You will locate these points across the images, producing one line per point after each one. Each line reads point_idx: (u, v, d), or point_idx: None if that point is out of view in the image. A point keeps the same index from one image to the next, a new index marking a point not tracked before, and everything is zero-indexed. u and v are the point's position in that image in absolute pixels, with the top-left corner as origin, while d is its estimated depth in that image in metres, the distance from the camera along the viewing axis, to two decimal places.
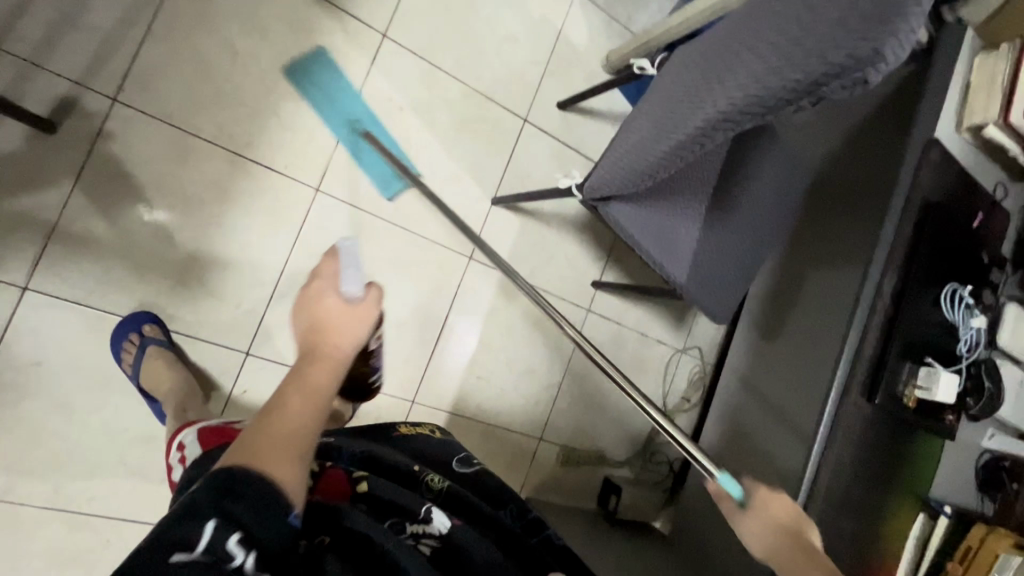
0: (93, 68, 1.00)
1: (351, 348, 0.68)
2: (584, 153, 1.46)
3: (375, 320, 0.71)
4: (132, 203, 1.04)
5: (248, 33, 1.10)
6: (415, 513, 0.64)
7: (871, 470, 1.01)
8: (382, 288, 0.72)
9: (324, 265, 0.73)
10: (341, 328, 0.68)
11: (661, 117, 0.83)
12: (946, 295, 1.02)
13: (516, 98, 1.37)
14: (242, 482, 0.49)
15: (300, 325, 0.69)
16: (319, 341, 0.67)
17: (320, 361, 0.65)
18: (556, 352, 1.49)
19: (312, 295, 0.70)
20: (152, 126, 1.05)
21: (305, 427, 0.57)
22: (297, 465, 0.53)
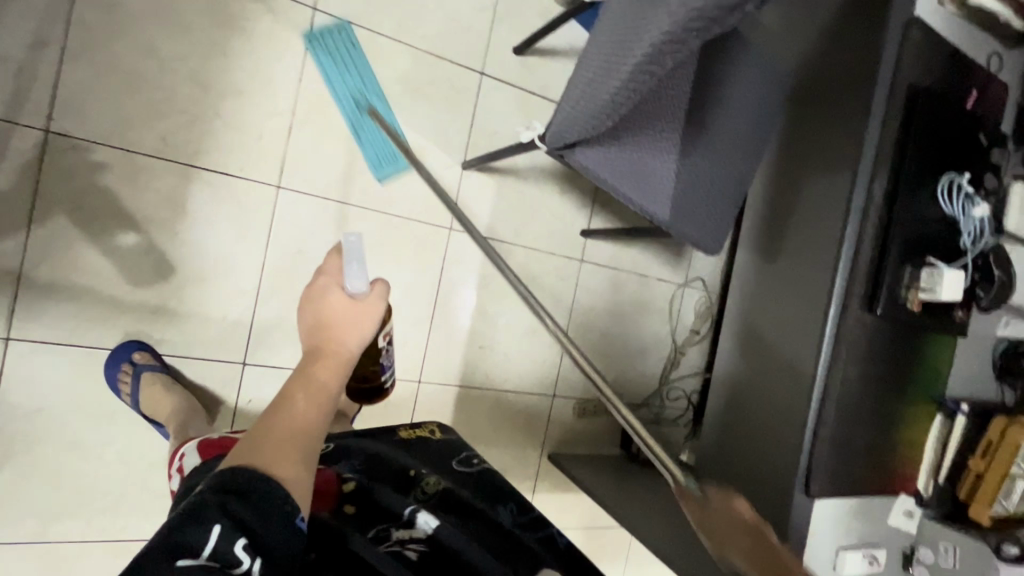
0: (17, 101, 0.95)
1: (355, 347, 0.69)
2: (549, 96, 1.38)
3: (381, 314, 0.72)
4: (92, 234, 1.01)
5: (169, 33, 1.03)
6: (399, 517, 0.66)
7: (880, 373, 1.01)
8: (389, 284, 0.73)
9: (326, 261, 0.74)
10: (345, 324, 0.69)
11: (619, 40, 0.77)
12: (939, 188, 0.98)
13: (467, 50, 1.28)
14: (247, 488, 0.51)
15: (306, 321, 0.70)
16: (325, 338, 0.68)
17: (322, 361, 0.66)
18: (555, 307, 1.46)
19: (314, 293, 0.71)
20: (92, 151, 1.00)
21: (309, 428, 0.61)
22: (303, 466, 0.56)
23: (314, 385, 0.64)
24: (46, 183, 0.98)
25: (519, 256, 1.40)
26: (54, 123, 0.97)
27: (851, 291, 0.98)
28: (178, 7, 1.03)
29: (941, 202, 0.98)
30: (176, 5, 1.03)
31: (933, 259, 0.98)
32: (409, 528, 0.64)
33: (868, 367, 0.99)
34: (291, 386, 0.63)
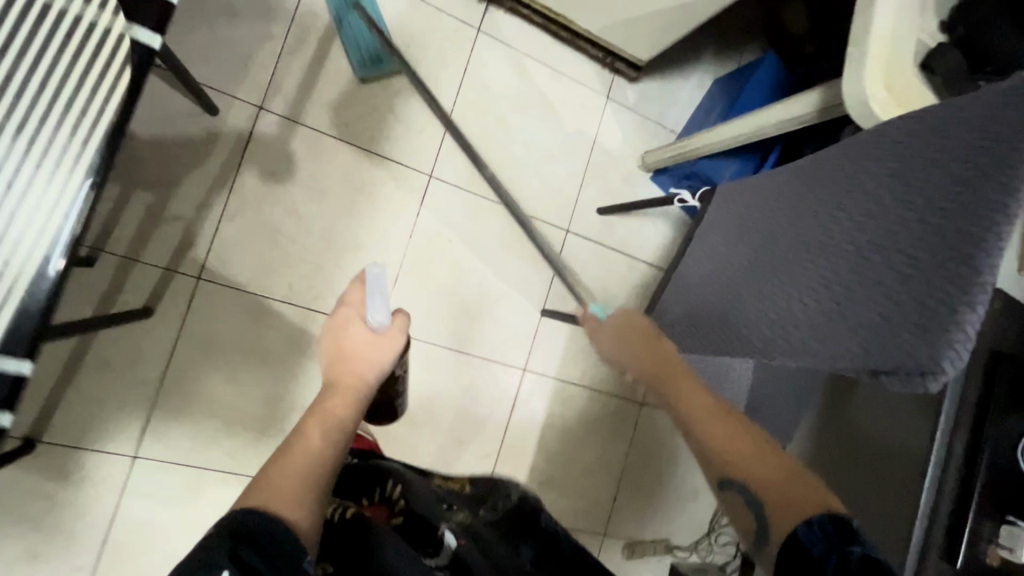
0: (180, 252, 1.10)
1: (373, 377, 0.78)
2: (626, 251, 1.48)
3: (403, 343, 0.82)
4: (218, 366, 1.13)
5: (308, 199, 1.19)
6: (429, 540, 0.70)
7: None
8: (407, 316, 0.83)
9: (351, 291, 0.83)
10: (367, 354, 0.78)
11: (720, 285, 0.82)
12: (1021, 451, 0.89)
13: (556, 210, 1.41)
14: (258, 525, 0.52)
15: (327, 353, 0.79)
16: (342, 369, 0.77)
17: (339, 393, 0.74)
18: (614, 447, 1.51)
19: (336, 324, 0.81)
20: (230, 294, 1.14)
21: (320, 457, 0.64)
22: (307, 500, 0.58)
23: (332, 412, 0.70)
24: (190, 321, 1.11)
25: (584, 396, 1.47)
26: (206, 271, 1.12)
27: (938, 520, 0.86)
28: (319, 176, 1.20)
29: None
30: (319, 174, 1.20)
31: (1014, 517, 0.89)
32: (434, 551, 0.69)
33: None
34: (307, 425, 0.68)
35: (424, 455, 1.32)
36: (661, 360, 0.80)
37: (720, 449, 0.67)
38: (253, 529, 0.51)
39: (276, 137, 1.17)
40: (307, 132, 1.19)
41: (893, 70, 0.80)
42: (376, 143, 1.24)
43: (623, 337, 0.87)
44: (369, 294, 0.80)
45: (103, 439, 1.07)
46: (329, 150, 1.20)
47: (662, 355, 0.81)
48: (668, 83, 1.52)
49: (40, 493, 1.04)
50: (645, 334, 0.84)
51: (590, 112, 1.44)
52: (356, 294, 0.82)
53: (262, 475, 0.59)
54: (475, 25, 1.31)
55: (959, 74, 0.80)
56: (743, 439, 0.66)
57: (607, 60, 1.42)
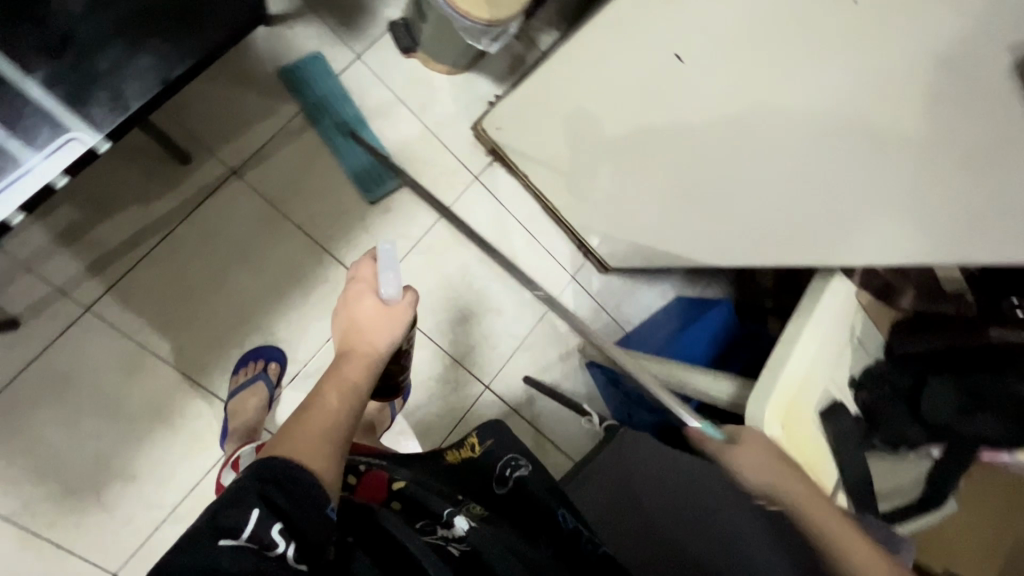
0: (80, 275, 1.05)
1: (384, 346, 0.75)
2: (538, 426, 1.45)
3: (413, 318, 0.78)
4: (63, 402, 1.04)
5: (240, 268, 1.16)
6: (437, 514, 0.68)
7: None
8: (417, 292, 0.79)
9: (360, 266, 0.80)
10: (374, 324, 0.75)
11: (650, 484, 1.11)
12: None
13: (483, 362, 1.40)
14: (282, 474, 0.52)
15: (340, 325, 0.77)
16: (354, 338, 0.74)
17: (351, 360, 0.72)
18: None
19: (348, 296, 0.77)
20: (111, 335, 1.07)
21: (341, 421, 0.64)
22: (329, 450, 0.59)
23: (349, 381, 0.70)
24: (54, 348, 1.04)
25: None
26: (98, 304, 1.07)
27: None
28: (262, 254, 1.18)
29: None
30: (264, 250, 1.18)
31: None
32: (449, 527, 0.66)
33: None
34: (323, 387, 0.68)
35: None
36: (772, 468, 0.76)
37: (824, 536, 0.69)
38: (280, 474, 0.52)
39: (238, 203, 1.16)
40: (271, 209, 1.19)
41: (790, 413, 0.82)
42: (331, 241, 1.23)
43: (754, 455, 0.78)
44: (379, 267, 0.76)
45: None
46: (283, 233, 1.19)
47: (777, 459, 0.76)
48: (633, 283, 1.58)
49: None
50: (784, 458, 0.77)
51: (553, 284, 1.47)
52: (367, 266, 0.81)
53: (284, 432, 0.60)
54: (475, 172, 1.37)
55: (848, 435, 0.84)
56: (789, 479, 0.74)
57: (582, 247, 1.49)
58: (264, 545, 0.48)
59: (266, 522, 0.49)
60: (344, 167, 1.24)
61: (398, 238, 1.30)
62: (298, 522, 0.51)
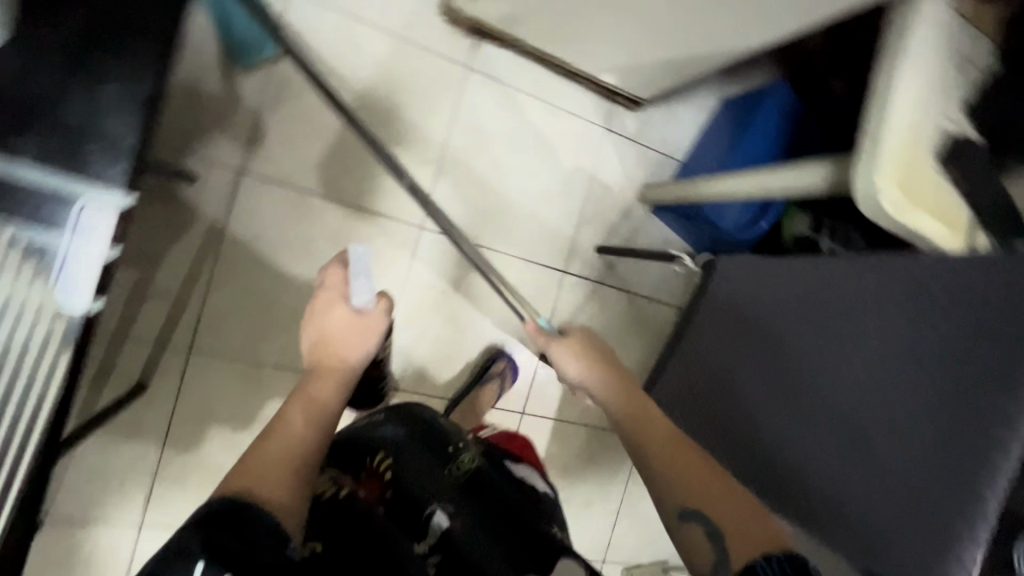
0: (167, 326, 1.09)
1: (357, 360, 0.81)
2: (627, 287, 1.44)
3: (381, 325, 0.84)
4: (217, 434, 1.14)
5: (295, 260, 1.16)
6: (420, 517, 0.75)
7: None
8: (391, 300, 0.85)
9: (331, 272, 0.85)
10: (348, 338, 0.82)
11: (743, 370, 0.95)
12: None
13: (552, 251, 1.37)
14: (236, 515, 0.55)
15: (312, 334, 0.83)
16: (327, 352, 0.80)
17: (323, 375, 0.77)
18: (616, 483, 1.51)
19: (320, 305, 0.83)
20: (223, 365, 1.13)
21: (302, 446, 0.68)
22: (287, 484, 0.63)
23: (316, 401, 0.74)
24: (185, 392, 1.11)
25: (585, 437, 1.48)
26: (196, 343, 1.11)
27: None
28: (307, 238, 1.16)
29: None
30: (306, 234, 1.15)
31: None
32: (424, 537, 0.73)
33: None
34: (289, 410, 0.72)
35: None
36: (686, 457, 0.71)
37: (676, 488, 0.68)
38: (231, 518, 0.55)
39: (260, 200, 1.12)
40: (292, 192, 1.14)
41: (906, 172, 0.74)
42: (362, 197, 1.19)
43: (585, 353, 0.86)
44: (353, 274, 0.82)
45: (107, 511, 1.09)
46: (314, 210, 1.16)
47: (693, 462, 0.70)
48: (670, 107, 1.44)
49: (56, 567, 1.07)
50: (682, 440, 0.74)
51: (588, 146, 1.37)
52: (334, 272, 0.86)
53: (248, 466, 0.63)
54: (464, 63, 1.24)
55: (975, 168, 0.75)
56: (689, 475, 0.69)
57: (605, 92, 1.35)
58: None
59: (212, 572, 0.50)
60: (337, 119, 1.15)
61: (420, 166, 1.22)
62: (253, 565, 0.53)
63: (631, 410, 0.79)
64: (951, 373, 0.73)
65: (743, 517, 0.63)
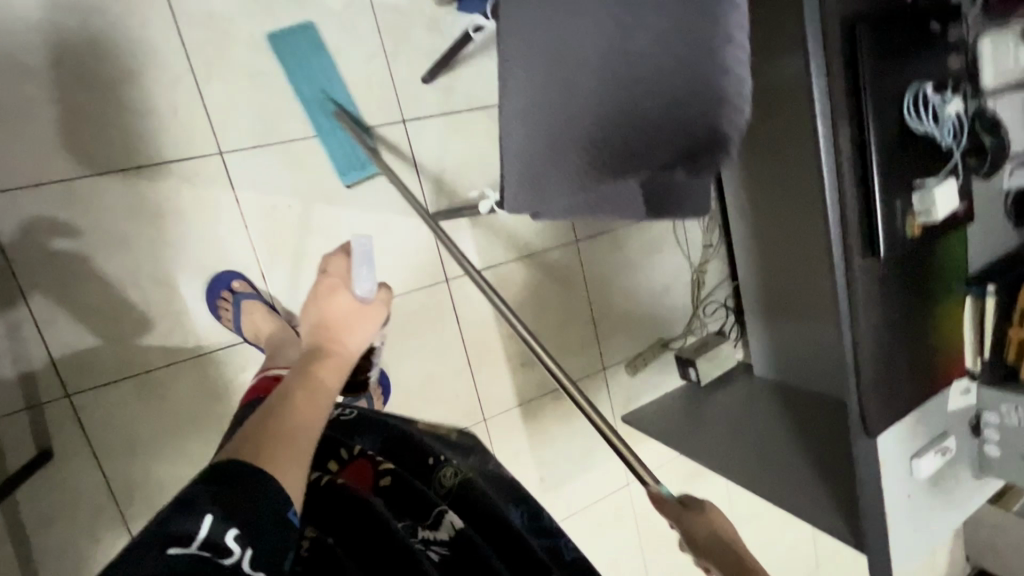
0: (24, 386, 0.98)
1: (356, 348, 0.84)
2: (476, 103, 1.31)
3: (381, 317, 0.90)
4: (157, 451, 1.08)
5: (109, 253, 1.02)
6: (424, 514, 0.66)
7: (913, 323, 0.83)
8: (389, 292, 0.93)
9: (337, 263, 0.93)
10: (351, 322, 0.86)
11: (551, 162, 0.80)
12: (906, 105, 0.74)
13: (378, 105, 1.21)
14: (236, 475, 0.52)
15: (315, 317, 0.88)
16: (329, 335, 0.83)
17: (331, 360, 0.78)
18: (571, 295, 1.49)
19: (325, 289, 0.89)
20: (114, 389, 1.04)
21: (314, 420, 0.64)
22: (302, 455, 0.59)
23: (324, 379, 0.73)
24: (96, 434, 1.04)
25: (522, 270, 1.41)
26: (70, 384, 1.01)
27: (848, 221, 0.75)
28: (105, 225, 1.01)
29: (926, 112, 0.75)
30: (102, 222, 1.01)
31: (921, 179, 0.76)
32: (435, 527, 0.65)
33: (900, 327, 0.81)
34: (296, 381, 0.70)
35: (402, 404, 1.31)
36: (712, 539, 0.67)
37: None
38: (237, 475, 0.52)
39: (23, 211, 0.96)
40: (52, 186, 0.97)
41: None
42: (135, 153, 1.02)
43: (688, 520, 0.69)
44: (356, 266, 0.91)
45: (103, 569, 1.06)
46: (93, 192, 1.00)
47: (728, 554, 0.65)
48: None
49: None
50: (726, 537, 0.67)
51: None
52: (341, 264, 0.94)
53: (252, 434, 0.58)
54: None
55: None
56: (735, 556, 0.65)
57: None
58: (220, 551, 0.47)
59: (218, 529, 0.47)
60: (42, 82, 0.95)
61: (174, 88, 1.04)
62: (257, 524, 0.50)
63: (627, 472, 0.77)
64: (683, 39, 0.60)
65: None
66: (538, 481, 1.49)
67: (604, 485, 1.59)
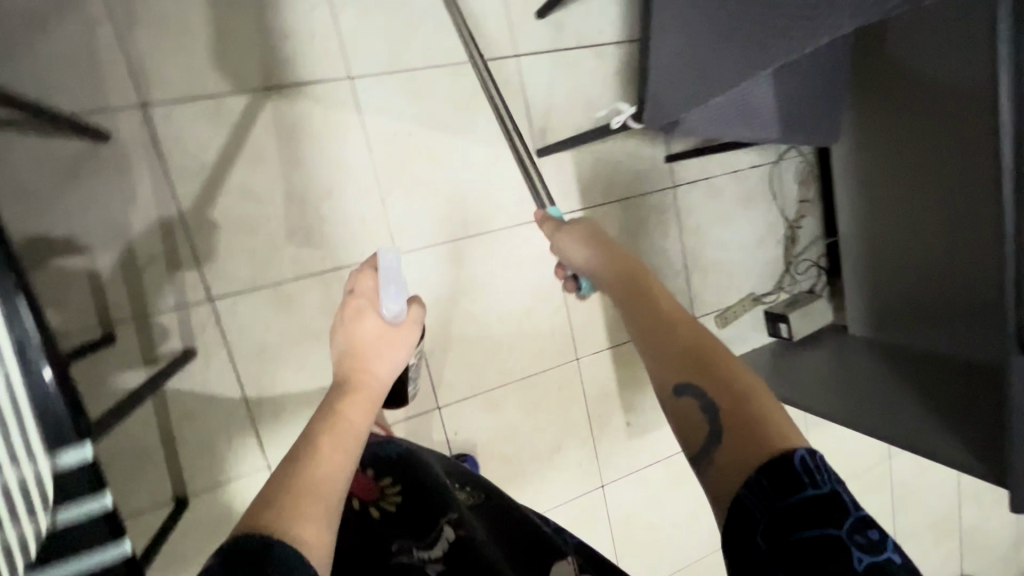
0: (176, 286, 1.06)
1: (380, 381, 0.82)
2: (584, 43, 1.32)
3: (413, 339, 0.88)
4: (285, 363, 1.15)
5: (250, 169, 1.08)
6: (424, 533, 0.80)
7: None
8: (421, 307, 0.91)
9: (362, 281, 0.89)
10: (375, 350, 0.83)
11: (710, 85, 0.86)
12: None
13: (493, 39, 1.24)
14: (260, 557, 0.53)
15: (341, 344, 0.85)
16: (354, 366, 0.81)
17: (352, 398, 0.76)
18: (666, 242, 1.48)
19: (351, 314, 0.85)
20: (247, 298, 1.11)
21: (336, 483, 0.65)
22: (323, 520, 0.60)
23: (347, 421, 0.73)
24: (232, 338, 1.11)
25: (619, 211, 1.41)
26: (213, 289, 1.08)
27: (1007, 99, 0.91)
28: (248, 142, 1.08)
29: None
30: (245, 139, 1.08)
31: None
32: (431, 545, 0.78)
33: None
34: (319, 429, 0.70)
35: (500, 336, 1.34)
36: (610, 262, 0.85)
37: (691, 357, 0.66)
38: (262, 554, 0.53)
39: (180, 124, 1.03)
40: (203, 101, 1.04)
41: None
42: (275, 76, 1.08)
43: (590, 241, 0.91)
44: (386, 286, 0.87)
45: (233, 467, 1.14)
46: (238, 109, 1.07)
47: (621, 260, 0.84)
48: None
49: (223, 520, 1.14)
50: (609, 247, 0.88)
51: None
52: (369, 282, 0.89)
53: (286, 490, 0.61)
54: None
55: None
56: (692, 334, 0.69)
57: None
58: None
59: None
60: (201, 3, 1.03)
61: (310, 16, 1.09)
62: None
63: (585, 251, 0.90)
64: None
65: (772, 413, 0.59)
66: (626, 425, 1.50)
67: None
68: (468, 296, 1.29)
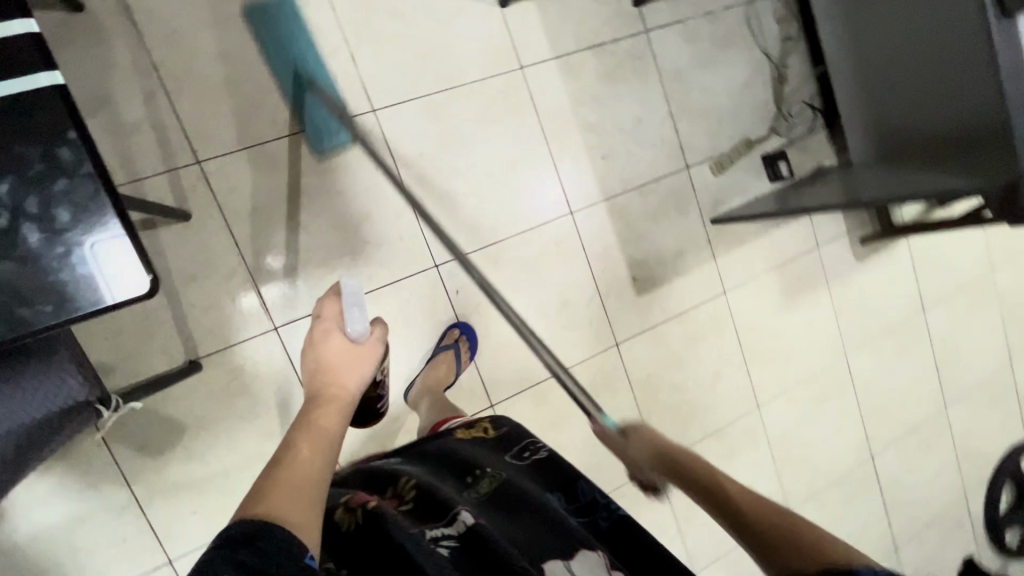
0: (164, 149, 1.10)
1: (355, 388, 0.83)
2: None
3: (379, 355, 0.88)
4: (278, 223, 1.17)
5: (220, 33, 1.12)
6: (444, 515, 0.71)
7: None
8: (384, 327, 0.90)
9: (327, 305, 0.89)
10: (348, 362, 0.84)
11: None
12: None
13: None
14: (250, 533, 0.54)
15: (311, 365, 0.85)
16: (324, 380, 0.82)
17: (326, 408, 0.78)
18: (648, 89, 1.46)
19: (317, 336, 0.86)
20: (233, 159, 1.14)
21: (319, 473, 0.68)
22: (310, 504, 0.62)
23: (323, 426, 0.75)
24: (224, 199, 1.14)
25: (594, 60, 1.41)
26: (199, 151, 1.12)
27: None
28: (215, 7, 1.12)
29: None
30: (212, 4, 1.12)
31: None
32: (448, 525, 0.69)
33: None
34: (298, 438, 0.72)
35: (489, 192, 1.34)
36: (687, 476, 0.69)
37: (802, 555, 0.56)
38: (253, 531, 0.54)
39: None
40: None
41: None
42: None
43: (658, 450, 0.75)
44: (347, 307, 0.87)
45: (241, 330, 1.16)
46: None
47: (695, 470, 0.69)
48: None
49: (237, 383, 1.16)
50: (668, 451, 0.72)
51: None
52: (333, 308, 0.88)
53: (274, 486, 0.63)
54: None
55: None
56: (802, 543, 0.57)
57: None
58: None
59: None
60: None
61: None
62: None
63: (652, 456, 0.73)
64: None
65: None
66: (631, 280, 1.48)
67: (700, 289, 1.55)
68: (450, 151, 1.30)
